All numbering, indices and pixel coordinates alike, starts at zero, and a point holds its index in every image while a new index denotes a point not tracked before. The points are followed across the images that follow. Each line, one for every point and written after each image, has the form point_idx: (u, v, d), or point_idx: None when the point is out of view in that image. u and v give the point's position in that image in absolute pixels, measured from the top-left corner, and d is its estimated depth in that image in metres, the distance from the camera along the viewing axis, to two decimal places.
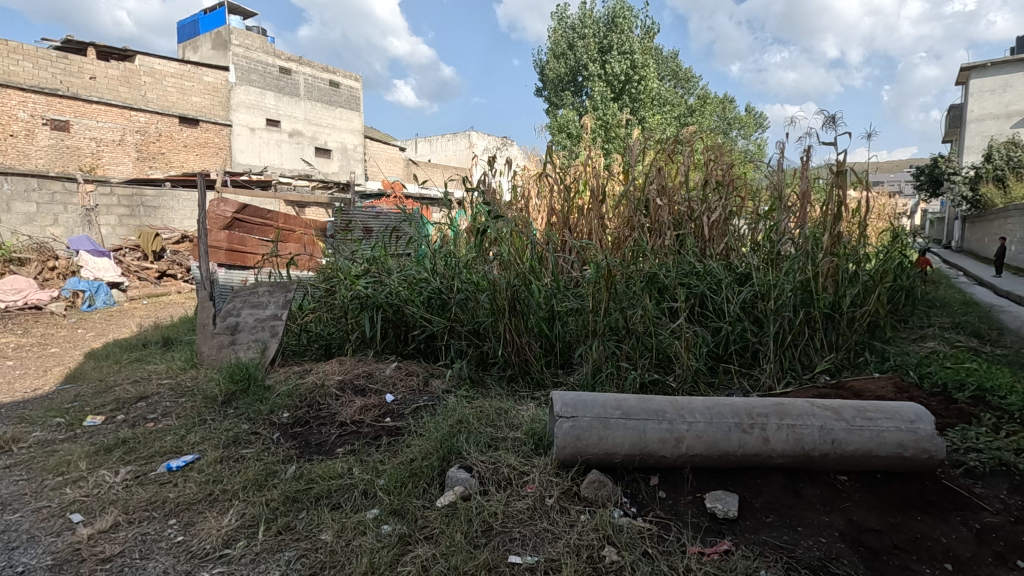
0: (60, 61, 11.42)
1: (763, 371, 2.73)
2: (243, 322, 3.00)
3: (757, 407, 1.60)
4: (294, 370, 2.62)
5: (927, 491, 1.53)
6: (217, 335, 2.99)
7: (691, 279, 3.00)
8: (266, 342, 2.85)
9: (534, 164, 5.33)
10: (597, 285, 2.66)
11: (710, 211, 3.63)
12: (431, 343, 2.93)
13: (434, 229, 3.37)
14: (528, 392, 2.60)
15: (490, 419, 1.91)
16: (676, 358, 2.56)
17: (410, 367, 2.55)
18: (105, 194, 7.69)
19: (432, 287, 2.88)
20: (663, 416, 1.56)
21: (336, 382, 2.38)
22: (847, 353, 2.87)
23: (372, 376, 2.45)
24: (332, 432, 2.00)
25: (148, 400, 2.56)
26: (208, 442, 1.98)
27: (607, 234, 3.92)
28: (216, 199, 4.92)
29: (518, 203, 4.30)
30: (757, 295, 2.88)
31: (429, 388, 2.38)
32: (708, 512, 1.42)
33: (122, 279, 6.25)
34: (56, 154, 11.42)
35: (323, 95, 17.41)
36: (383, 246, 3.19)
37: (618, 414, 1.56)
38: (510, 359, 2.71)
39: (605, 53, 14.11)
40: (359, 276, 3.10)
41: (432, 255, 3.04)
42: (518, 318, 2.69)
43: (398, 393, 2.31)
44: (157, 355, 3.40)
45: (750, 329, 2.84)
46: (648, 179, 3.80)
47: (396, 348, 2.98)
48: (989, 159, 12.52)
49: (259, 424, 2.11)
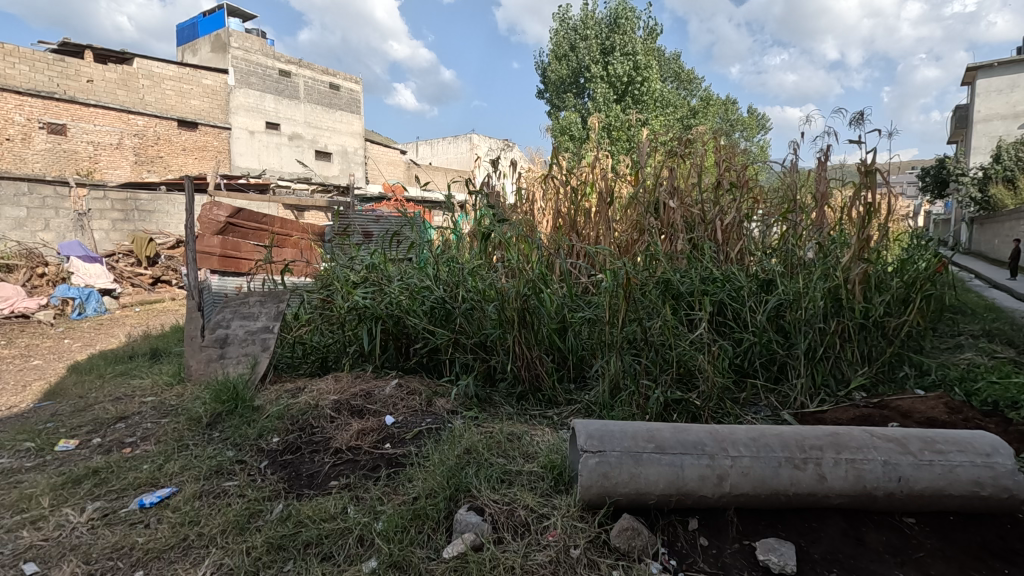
0: (57, 64, 11.27)
1: (793, 387, 2.53)
2: (232, 334, 2.79)
3: (808, 438, 1.40)
4: (285, 388, 2.42)
5: (1010, 536, 1.32)
6: (206, 348, 2.80)
7: (711, 286, 2.80)
8: (257, 356, 2.66)
9: (539, 166, 5.14)
10: (614, 294, 2.44)
11: (727, 214, 3.44)
12: (435, 356, 2.73)
13: (436, 233, 3.18)
14: (540, 412, 2.40)
15: (502, 447, 1.71)
16: (700, 374, 2.35)
17: (412, 385, 2.34)
18: (98, 198, 7.54)
19: (434, 296, 2.66)
20: (702, 449, 1.36)
21: (331, 402, 2.18)
22: (884, 367, 2.65)
23: (370, 395, 2.25)
24: (326, 462, 1.80)
25: (128, 420, 2.37)
26: (187, 473, 1.79)
27: (616, 238, 3.73)
28: (209, 204, 4.75)
29: (523, 206, 4.10)
30: (785, 304, 2.67)
31: (433, 408, 2.18)
32: (760, 566, 1.22)
33: (114, 286, 6.06)
34: (53, 158, 11.26)
35: (323, 98, 17.25)
36: (383, 252, 3.00)
37: (650, 448, 1.36)
38: (520, 375, 2.52)
39: (608, 54, 13.93)
40: (356, 284, 2.90)
41: (434, 260, 2.84)
42: (529, 330, 2.49)
43: (399, 414, 2.11)
44: (143, 368, 3.21)
45: (777, 342, 2.64)
46: (662, 180, 3.61)
47: (397, 363, 2.79)
48: (999, 159, 12.31)
49: (246, 451, 1.92)
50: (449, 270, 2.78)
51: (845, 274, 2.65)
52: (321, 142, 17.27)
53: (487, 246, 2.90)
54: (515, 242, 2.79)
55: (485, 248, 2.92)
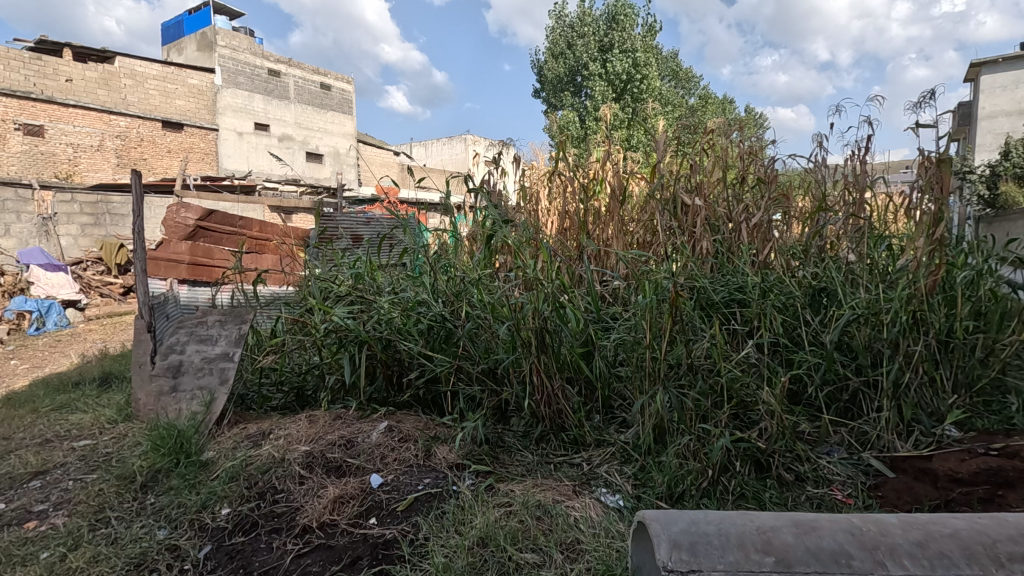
0: (34, 62, 10.71)
1: (873, 422, 2.05)
2: (187, 362, 2.27)
3: (1002, 541, 0.93)
4: (247, 434, 1.93)
5: None
6: (156, 378, 2.27)
7: (760, 299, 2.37)
8: (214, 391, 2.14)
9: (541, 162, 4.60)
10: (656, 310, 1.98)
11: (761, 210, 2.98)
12: (433, 388, 2.23)
13: (432, 236, 2.72)
14: (564, 459, 1.93)
15: (531, 538, 1.28)
16: (765, 411, 1.88)
17: (404, 429, 1.86)
18: (65, 201, 7.04)
19: (433, 313, 2.18)
20: (847, 565, 0.89)
21: (301, 455, 1.70)
22: (982, 395, 2.17)
23: (352, 445, 1.77)
24: (288, 551, 1.33)
25: (46, 477, 1.87)
26: (95, 569, 1.31)
27: (630, 239, 3.30)
28: (175, 205, 4.38)
29: (527, 208, 3.64)
30: (857, 320, 2.21)
31: (431, 461, 1.70)
32: None
33: (78, 296, 5.66)
34: (30, 160, 10.71)
35: (314, 98, 16.71)
36: (371, 258, 2.51)
37: (770, 565, 0.89)
38: (539, 412, 2.05)
39: (606, 52, 13.51)
40: (337, 299, 2.40)
41: (430, 268, 2.40)
42: (549, 356, 2.03)
43: (389, 473, 1.63)
44: (87, 400, 2.71)
45: (846, 365, 2.19)
46: (687, 174, 3.17)
47: (387, 398, 2.26)
48: (1008, 156, 11.92)
49: (182, 531, 1.44)
50: (448, 279, 2.32)
51: (924, 284, 2.22)
52: (312, 143, 16.75)
53: (490, 250, 2.46)
54: (526, 246, 2.35)
55: (489, 252, 2.47)
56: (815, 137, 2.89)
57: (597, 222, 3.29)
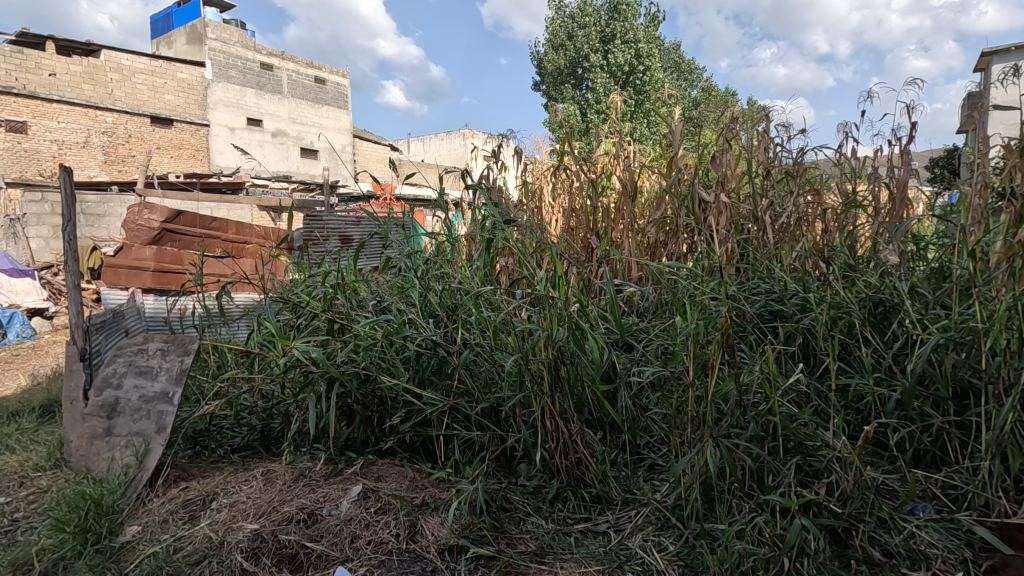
0: (15, 57, 10.29)
1: (970, 473, 1.64)
2: (123, 401, 1.84)
3: None
4: (185, 500, 1.54)
5: None
6: (89, 418, 1.86)
7: (816, 314, 1.95)
8: (149, 440, 1.75)
9: (546, 155, 4.13)
10: (703, 337, 1.56)
11: (801, 208, 2.58)
12: (422, 431, 1.82)
13: (426, 241, 2.31)
14: (584, 526, 1.53)
15: None
16: (840, 468, 1.47)
17: (383, 495, 1.46)
18: (35, 200, 6.63)
19: (422, 338, 1.76)
20: None
21: (246, 539, 1.33)
22: None
23: (314, 521, 1.39)
24: None
25: None
26: None
27: (643, 241, 2.90)
28: (138, 207, 4.24)
29: (531, 206, 3.22)
30: (945, 342, 1.80)
31: (415, 545, 1.32)
32: None
33: (46, 303, 5.32)
34: (11, 158, 10.25)
35: (308, 92, 16.21)
36: (348, 270, 2.10)
37: None
38: (553, 463, 1.65)
39: (608, 42, 13.01)
40: (307, 320, 1.99)
41: (420, 279, 2.00)
42: (566, 392, 1.62)
43: (360, 565, 1.27)
44: (17, 436, 2.32)
45: (926, 400, 1.78)
46: (709, 166, 2.76)
47: (365, 443, 1.84)
48: None
49: None
50: (442, 292, 1.91)
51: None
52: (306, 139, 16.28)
53: (491, 257, 2.05)
54: (533, 253, 1.94)
55: (489, 260, 2.06)
56: (841, 126, 2.38)
57: (610, 222, 2.87)
